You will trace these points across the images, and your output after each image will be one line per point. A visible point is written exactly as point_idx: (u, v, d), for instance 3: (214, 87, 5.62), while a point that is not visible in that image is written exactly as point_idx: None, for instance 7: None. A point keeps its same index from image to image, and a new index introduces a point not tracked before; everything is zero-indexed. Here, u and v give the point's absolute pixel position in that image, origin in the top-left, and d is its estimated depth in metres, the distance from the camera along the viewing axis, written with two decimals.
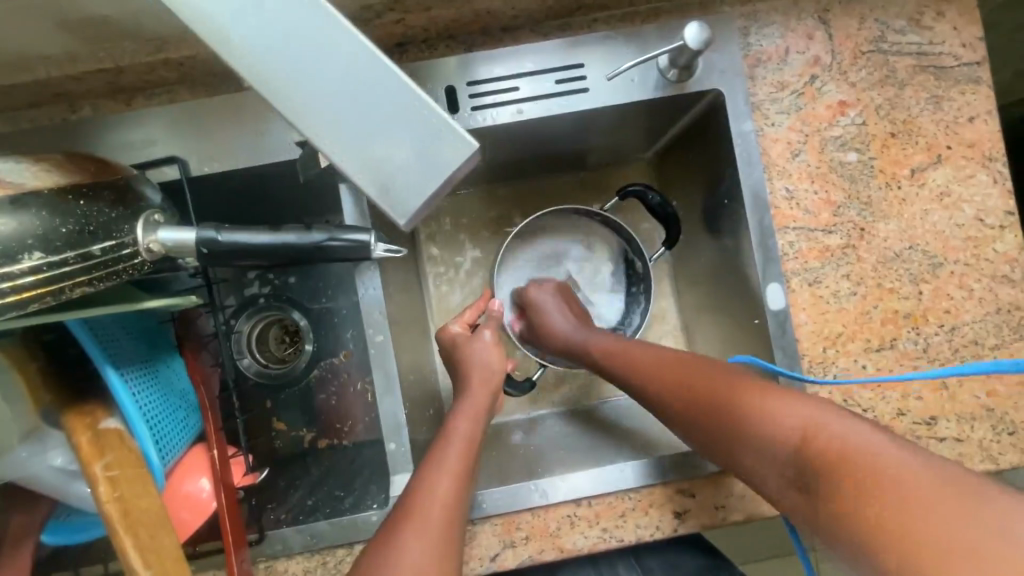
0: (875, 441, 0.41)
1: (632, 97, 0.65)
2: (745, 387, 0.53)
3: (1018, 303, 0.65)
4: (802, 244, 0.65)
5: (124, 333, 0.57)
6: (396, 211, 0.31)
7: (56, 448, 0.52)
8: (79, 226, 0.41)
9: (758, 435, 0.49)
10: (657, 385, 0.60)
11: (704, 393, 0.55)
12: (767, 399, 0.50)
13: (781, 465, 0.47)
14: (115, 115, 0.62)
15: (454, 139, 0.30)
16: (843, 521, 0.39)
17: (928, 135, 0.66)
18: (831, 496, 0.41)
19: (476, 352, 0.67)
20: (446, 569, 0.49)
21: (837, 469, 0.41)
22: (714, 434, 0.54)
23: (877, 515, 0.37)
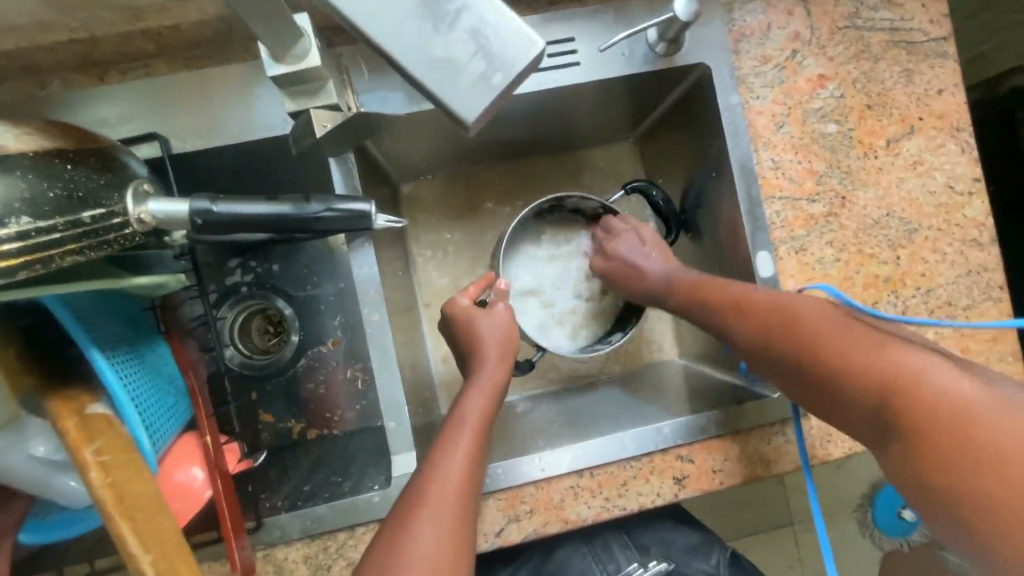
0: (972, 397, 0.42)
1: (622, 70, 0.66)
2: (828, 330, 0.52)
3: (986, 265, 0.69)
4: (788, 213, 0.68)
5: (106, 316, 0.54)
6: (460, 109, 0.35)
7: (39, 437, 0.48)
8: (67, 192, 0.40)
9: (837, 382, 0.50)
10: (739, 322, 0.60)
11: (781, 332, 0.56)
12: (852, 349, 0.50)
13: (866, 416, 0.48)
14: (88, 90, 0.59)
15: (522, 39, 0.34)
16: (928, 481, 0.42)
17: (901, 107, 0.69)
18: (917, 450, 0.43)
19: (484, 323, 0.67)
20: (457, 543, 0.50)
21: (929, 423, 0.42)
22: (792, 378, 0.55)
23: (978, 477, 0.39)
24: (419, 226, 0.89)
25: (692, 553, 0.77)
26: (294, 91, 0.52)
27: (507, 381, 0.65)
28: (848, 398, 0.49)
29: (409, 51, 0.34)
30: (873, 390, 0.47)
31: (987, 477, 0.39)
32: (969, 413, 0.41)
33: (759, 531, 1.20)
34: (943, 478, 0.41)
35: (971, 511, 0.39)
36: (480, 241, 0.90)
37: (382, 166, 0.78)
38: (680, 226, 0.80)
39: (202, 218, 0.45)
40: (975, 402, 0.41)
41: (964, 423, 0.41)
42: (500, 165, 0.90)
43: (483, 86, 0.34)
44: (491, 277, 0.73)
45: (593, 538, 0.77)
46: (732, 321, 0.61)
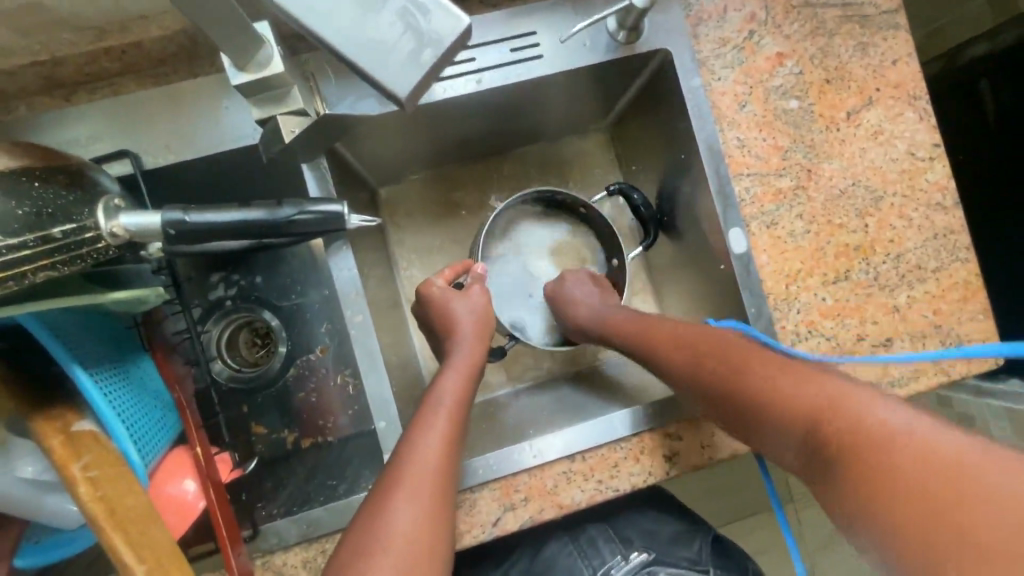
0: (877, 416, 0.41)
1: (584, 60, 0.67)
2: (754, 366, 0.54)
3: (952, 227, 0.71)
4: (757, 189, 0.69)
5: (88, 335, 0.54)
6: (390, 85, 0.36)
7: (26, 458, 0.49)
8: (35, 209, 0.41)
9: (766, 417, 0.51)
10: (671, 360, 0.62)
11: (710, 367, 0.57)
12: (775, 381, 0.51)
13: (796, 449, 0.48)
14: (57, 112, 0.59)
15: (448, 16, 0.36)
16: (847, 506, 0.40)
17: (858, 80, 0.70)
18: (839, 475, 0.41)
19: (464, 307, 0.71)
20: (434, 528, 0.53)
21: (846, 443, 0.42)
22: (730, 417, 0.55)
23: (886, 500, 0.37)
24: (399, 230, 0.90)
25: (675, 542, 0.78)
26: (261, 99, 0.53)
27: (482, 364, 0.68)
28: (778, 430, 0.49)
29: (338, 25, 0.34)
30: (799, 422, 0.47)
31: (895, 499, 0.36)
32: (870, 440, 0.40)
33: (751, 513, 1.20)
34: (862, 506, 0.39)
35: (889, 538, 0.36)
36: (460, 241, 0.91)
37: (358, 171, 0.79)
38: (655, 232, 0.81)
39: (175, 228, 0.45)
40: (882, 421, 0.41)
41: (866, 443, 0.40)
42: (475, 164, 0.91)
43: (414, 63, 0.36)
44: (470, 264, 0.76)
45: (580, 536, 0.78)
46: (670, 359, 0.62)
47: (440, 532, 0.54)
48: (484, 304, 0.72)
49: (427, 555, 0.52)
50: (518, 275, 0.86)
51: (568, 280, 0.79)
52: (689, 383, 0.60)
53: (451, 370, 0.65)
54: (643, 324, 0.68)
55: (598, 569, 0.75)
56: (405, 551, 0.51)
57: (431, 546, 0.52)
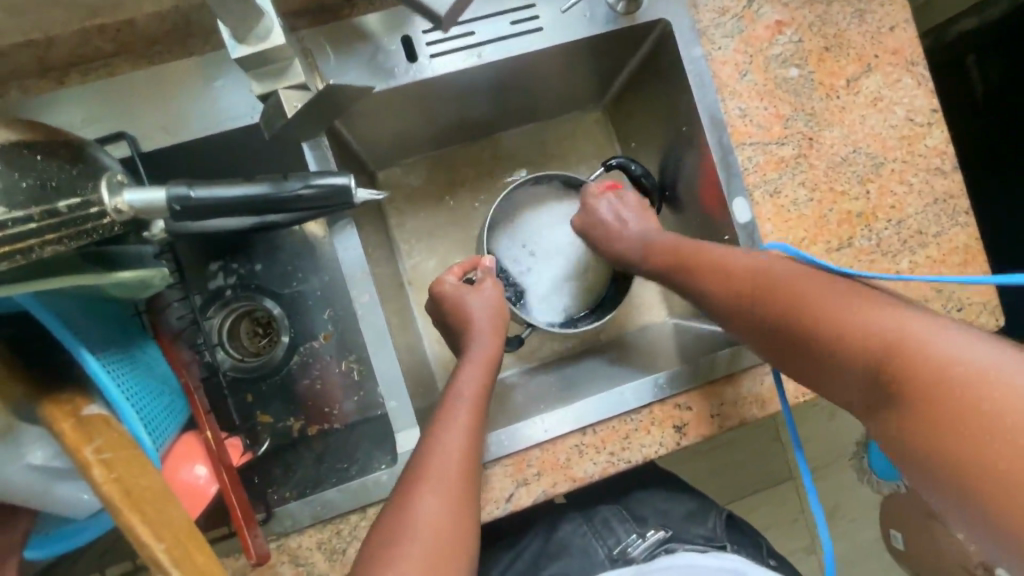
0: (969, 365, 0.41)
1: (584, 31, 0.67)
2: (823, 301, 0.52)
3: (951, 191, 0.71)
4: (760, 158, 0.69)
5: (94, 322, 0.53)
6: (434, 6, 0.47)
7: (35, 445, 0.47)
8: (39, 182, 0.40)
9: (831, 350, 0.50)
10: (723, 292, 0.61)
11: (769, 302, 0.56)
12: (852, 312, 0.50)
13: (863, 382, 0.48)
14: (51, 95, 0.58)
15: None
16: (909, 445, 0.43)
17: (857, 47, 0.71)
18: (907, 409, 0.43)
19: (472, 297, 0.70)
20: (457, 514, 0.53)
21: (926, 384, 0.42)
22: (787, 347, 0.55)
23: (959, 444, 0.39)
24: (399, 214, 0.89)
25: (689, 520, 0.77)
26: (260, 73, 0.52)
27: (498, 357, 0.68)
28: (842, 365, 0.50)
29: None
30: (870, 354, 0.47)
31: (960, 447, 0.39)
32: (956, 379, 0.41)
33: (749, 494, 1.22)
34: (928, 446, 0.41)
35: (946, 473, 0.40)
36: (461, 224, 0.90)
37: (357, 153, 0.78)
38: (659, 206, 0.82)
39: (180, 204, 0.45)
40: (975, 372, 0.40)
41: (958, 390, 0.40)
42: (474, 145, 0.91)
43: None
44: (477, 259, 0.76)
45: (593, 516, 0.77)
46: (731, 286, 0.60)
47: (465, 514, 0.54)
48: (496, 296, 0.72)
49: (452, 541, 0.52)
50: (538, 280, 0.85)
51: (599, 203, 0.77)
52: (748, 313, 0.58)
53: (468, 365, 0.65)
54: (689, 252, 0.67)
55: (612, 548, 0.74)
56: (426, 540, 0.51)
57: (459, 529, 0.53)
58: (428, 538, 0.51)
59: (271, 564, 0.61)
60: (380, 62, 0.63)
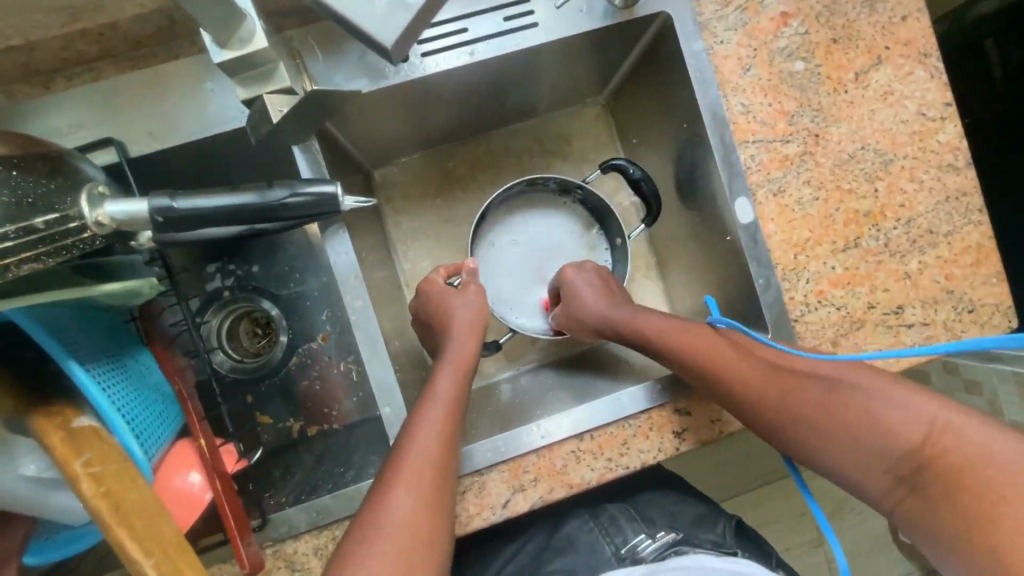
0: (1000, 460, 0.47)
1: (581, 27, 0.65)
2: (849, 387, 0.55)
3: (964, 188, 0.69)
4: (763, 156, 0.67)
5: (84, 330, 0.53)
6: (382, 36, 0.45)
7: (29, 456, 0.47)
8: (14, 199, 0.40)
9: (860, 437, 0.53)
10: (739, 370, 0.60)
11: (799, 384, 0.57)
12: (882, 400, 0.53)
13: (894, 468, 0.52)
14: (38, 101, 0.58)
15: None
16: (940, 529, 0.48)
17: (866, 38, 0.68)
18: (951, 495, 0.48)
19: (461, 298, 0.70)
20: (433, 514, 0.53)
21: (970, 472, 0.47)
22: (809, 428, 0.56)
23: (1004, 529, 0.44)
24: (396, 213, 0.88)
25: (697, 526, 0.74)
26: (247, 78, 0.51)
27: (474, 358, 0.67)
28: (868, 451, 0.53)
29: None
30: (909, 441, 0.51)
31: (1006, 530, 0.44)
32: (999, 470, 0.46)
33: (756, 487, 1.21)
34: (966, 533, 0.46)
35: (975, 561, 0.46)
36: (459, 223, 0.89)
37: (351, 154, 0.77)
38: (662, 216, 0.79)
39: (163, 215, 0.44)
40: (1005, 464, 0.46)
41: (994, 484, 0.46)
42: (472, 143, 0.89)
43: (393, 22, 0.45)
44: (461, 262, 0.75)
45: (600, 514, 0.77)
46: (750, 373, 0.60)
47: (440, 515, 0.54)
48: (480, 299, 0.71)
49: (424, 539, 0.52)
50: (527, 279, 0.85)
51: (575, 274, 0.76)
52: (768, 397, 0.59)
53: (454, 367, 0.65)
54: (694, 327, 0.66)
55: (620, 547, 0.72)
56: (400, 536, 0.51)
57: (433, 527, 0.52)
58: (393, 533, 0.51)
59: (267, 570, 0.61)
60: (371, 61, 0.62)
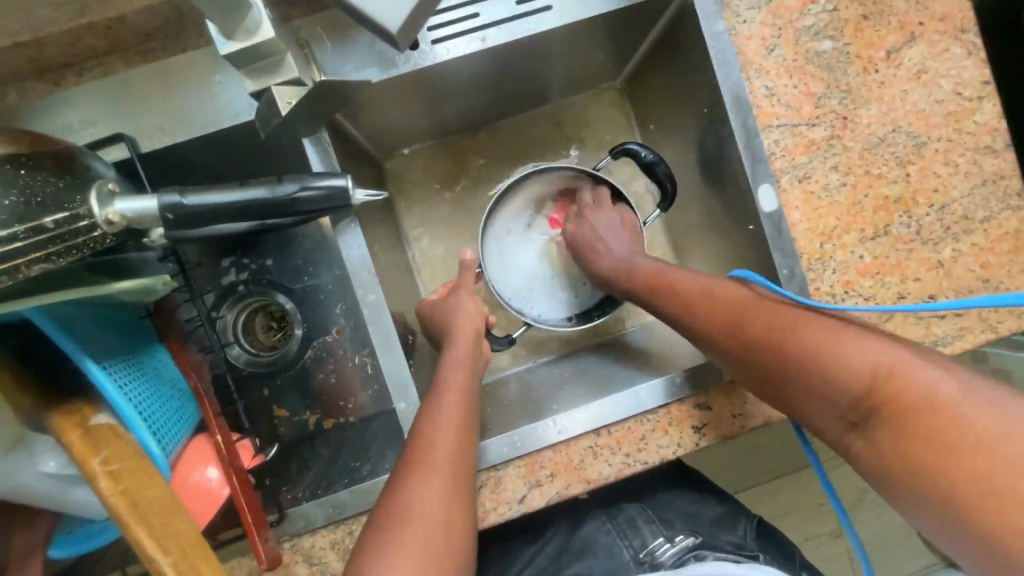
0: (961, 403, 0.40)
1: (596, 8, 0.62)
2: (812, 326, 0.51)
3: (1003, 172, 0.65)
4: (788, 141, 0.64)
5: (100, 328, 0.53)
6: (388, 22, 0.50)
7: (49, 453, 0.47)
8: (24, 198, 0.39)
9: (816, 374, 0.49)
10: (710, 315, 0.59)
11: (758, 329, 0.55)
12: (832, 341, 0.49)
13: (846, 411, 0.47)
14: (48, 98, 0.57)
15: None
16: (889, 469, 0.44)
17: (898, 14, 0.64)
18: (897, 435, 0.43)
19: (458, 298, 0.73)
20: (451, 511, 0.53)
21: (915, 413, 0.42)
22: (767, 374, 0.54)
23: (951, 468, 0.39)
24: (408, 205, 0.87)
25: (717, 526, 0.74)
26: (254, 70, 0.50)
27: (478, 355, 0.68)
28: (825, 390, 0.49)
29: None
30: (855, 382, 0.46)
31: (951, 468, 0.39)
32: (950, 410, 0.40)
33: (769, 478, 1.18)
34: (913, 475, 0.42)
35: (932, 502, 0.40)
36: (472, 215, 0.88)
37: (362, 145, 0.75)
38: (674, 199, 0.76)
39: (173, 212, 0.43)
40: (958, 407, 0.40)
41: (950, 423, 0.40)
42: (484, 132, 0.87)
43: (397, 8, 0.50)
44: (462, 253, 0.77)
45: (616, 516, 0.76)
46: (722, 313, 0.58)
47: (457, 508, 0.53)
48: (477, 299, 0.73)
49: (446, 532, 0.51)
50: (539, 278, 0.84)
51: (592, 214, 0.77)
52: (733, 338, 0.57)
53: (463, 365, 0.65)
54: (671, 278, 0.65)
55: (638, 551, 0.72)
56: (423, 526, 0.51)
57: (451, 520, 0.52)
58: (416, 529, 0.50)
59: (285, 565, 0.61)
60: (382, 51, 0.60)
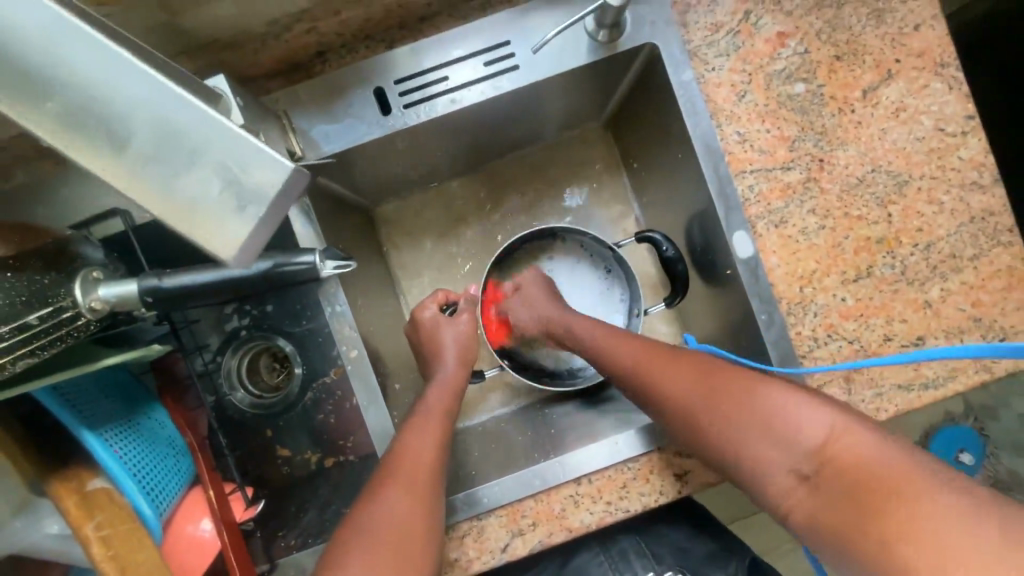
0: (893, 459, 0.44)
1: (563, 67, 0.64)
2: (760, 387, 0.54)
3: (991, 208, 0.63)
4: (763, 186, 0.64)
5: (99, 395, 0.57)
6: (225, 248, 0.31)
7: (52, 516, 0.53)
8: (10, 300, 0.43)
9: (769, 435, 0.51)
10: (664, 370, 0.60)
11: (714, 385, 0.57)
12: (782, 402, 0.52)
13: (795, 467, 0.50)
14: (50, 178, 0.62)
15: (271, 161, 0.31)
16: (833, 524, 0.45)
17: (874, 53, 0.64)
18: (845, 491, 0.45)
19: (449, 334, 0.76)
20: (426, 547, 0.56)
21: (859, 469, 0.45)
22: (713, 429, 0.55)
23: (890, 521, 0.41)
24: (399, 248, 0.89)
25: (708, 561, 0.74)
26: None
27: (462, 385, 0.73)
28: (776, 445, 0.51)
29: (166, 212, 0.31)
30: (805, 441, 0.49)
31: (890, 520, 0.41)
32: (887, 464, 0.44)
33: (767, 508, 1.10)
34: (860, 527, 0.43)
35: (870, 557, 0.42)
36: (461, 257, 0.89)
37: (350, 199, 0.78)
38: (686, 283, 0.76)
39: (152, 295, 0.46)
40: (893, 464, 0.44)
41: (883, 480, 0.43)
42: (473, 175, 0.89)
43: (234, 221, 0.31)
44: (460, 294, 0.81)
45: (610, 547, 0.76)
46: (670, 375, 0.60)
47: (427, 547, 0.56)
48: (469, 332, 0.78)
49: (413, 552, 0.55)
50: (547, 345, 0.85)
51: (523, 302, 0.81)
52: (683, 390, 0.58)
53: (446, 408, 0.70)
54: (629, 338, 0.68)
55: None
56: (388, 536, 0.54)
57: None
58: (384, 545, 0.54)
59: None
60: (359, 113, 0.64)
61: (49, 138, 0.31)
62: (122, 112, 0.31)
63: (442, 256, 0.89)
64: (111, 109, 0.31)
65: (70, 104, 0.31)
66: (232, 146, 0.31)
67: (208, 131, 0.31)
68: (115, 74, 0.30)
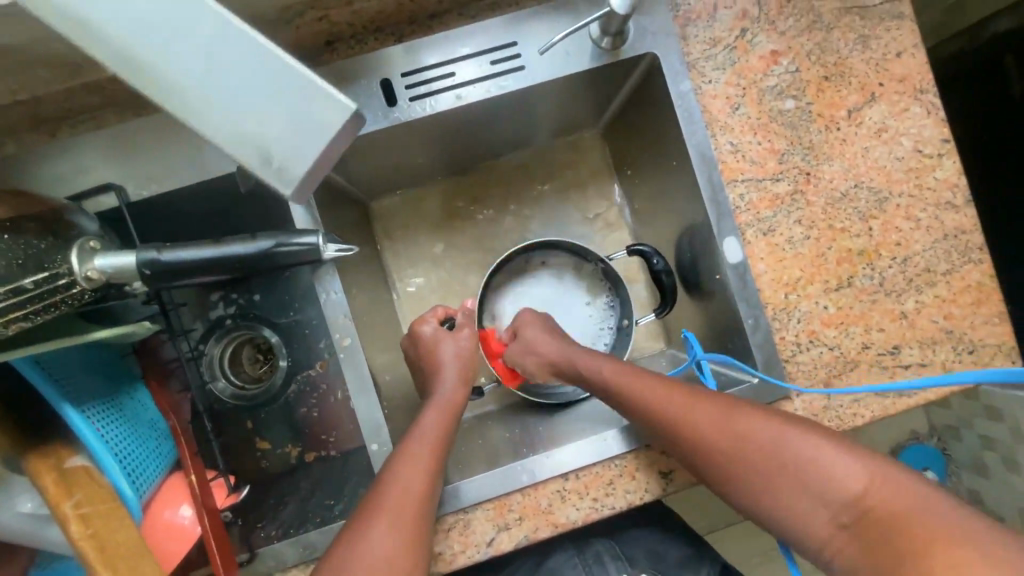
0: (929, 513, 0.47)
1: (566, 71, 0.66)
2: (791, 432, 0.55)
3: (963, 226, 0.67)
4: (753, 195, 0.66)
5: (82, 371, 0.56)
6: (286, 185, 0.34)
7: (24, 494, 0.50)
8: (6, 261, 0.42)
9: (808, 484, 0.52)
10: (689, 413, 0.58)
11: (746, 429, 0.56)
12: (816, 449, 0.53)
13: (835, 513, 0.51)
14: (43, 149, 0.60)
15: (334, 103, 0.33)
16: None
17: (860, 75, 0.67)
18: (886, 543, 0.47)
19: (445, 341, 0.75)
20: (412, 549, 0.56)
21: (896, 522, 0.48)
22: (751, 474, 0.55)
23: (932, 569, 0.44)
24: (393, 243, 0.90)
25: (682, 566, 0.74)
26: None
27: (464, 401, 0.72)
28: (814, 491, 0.52)
29: (231, 142, 0.34)
30: (844, 490, 0.51)
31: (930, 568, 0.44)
32: (921, 518, 0.47)
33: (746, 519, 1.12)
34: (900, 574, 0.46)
35: None
36: (454, 254, 0.90)
37: (347, 190, 0.78)
38: (674, 295, 0.78)
39: (150, 268, 0.45)
40: (927, 515, 0.47)
41: (921, 533, 0.46)
42: (470, 176, 0.90)
43: (297, 156, 0.34)
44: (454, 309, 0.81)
45: (585, 548, 0.75)
46: (698, 417, 0.58)
47: (412, 552, 0.56)
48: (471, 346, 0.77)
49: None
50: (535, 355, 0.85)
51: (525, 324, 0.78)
52: (716, 435, 0.57)
53: (434, 409, 0.68)
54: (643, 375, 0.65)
55: None
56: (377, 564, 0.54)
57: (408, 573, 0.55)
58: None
59: None
60: (364, 104, 0.64)
61: (118, 71, 0.33)
62: (188, 49, 0.33)
63: (435, 253, 0.90)
64: (179, 45, 0.33)
65: (135, 40, 0.33)
66: (295, 86, 0.33)
67: (272, 68, 0.33)
68: (180, 9, 0.32)
